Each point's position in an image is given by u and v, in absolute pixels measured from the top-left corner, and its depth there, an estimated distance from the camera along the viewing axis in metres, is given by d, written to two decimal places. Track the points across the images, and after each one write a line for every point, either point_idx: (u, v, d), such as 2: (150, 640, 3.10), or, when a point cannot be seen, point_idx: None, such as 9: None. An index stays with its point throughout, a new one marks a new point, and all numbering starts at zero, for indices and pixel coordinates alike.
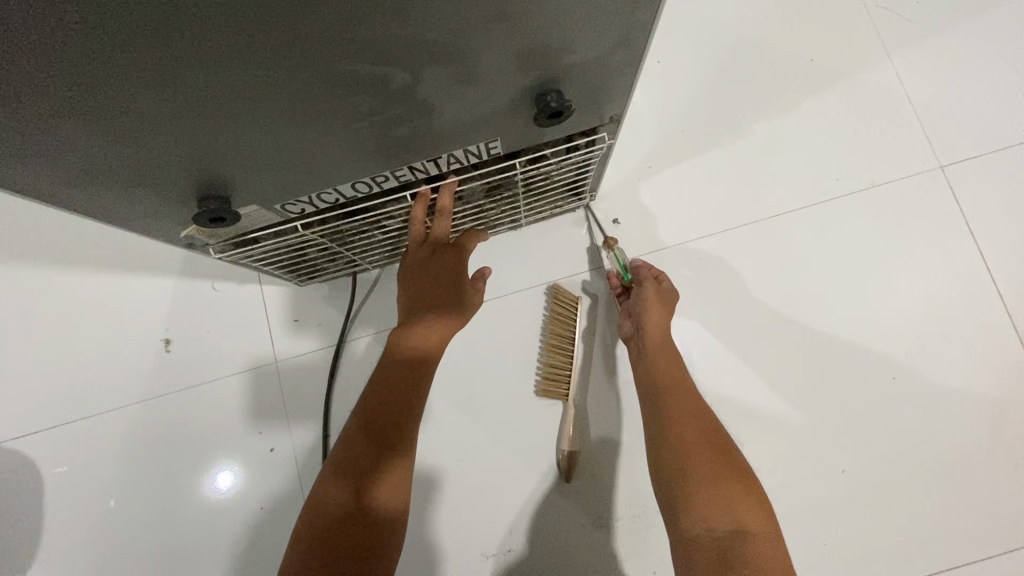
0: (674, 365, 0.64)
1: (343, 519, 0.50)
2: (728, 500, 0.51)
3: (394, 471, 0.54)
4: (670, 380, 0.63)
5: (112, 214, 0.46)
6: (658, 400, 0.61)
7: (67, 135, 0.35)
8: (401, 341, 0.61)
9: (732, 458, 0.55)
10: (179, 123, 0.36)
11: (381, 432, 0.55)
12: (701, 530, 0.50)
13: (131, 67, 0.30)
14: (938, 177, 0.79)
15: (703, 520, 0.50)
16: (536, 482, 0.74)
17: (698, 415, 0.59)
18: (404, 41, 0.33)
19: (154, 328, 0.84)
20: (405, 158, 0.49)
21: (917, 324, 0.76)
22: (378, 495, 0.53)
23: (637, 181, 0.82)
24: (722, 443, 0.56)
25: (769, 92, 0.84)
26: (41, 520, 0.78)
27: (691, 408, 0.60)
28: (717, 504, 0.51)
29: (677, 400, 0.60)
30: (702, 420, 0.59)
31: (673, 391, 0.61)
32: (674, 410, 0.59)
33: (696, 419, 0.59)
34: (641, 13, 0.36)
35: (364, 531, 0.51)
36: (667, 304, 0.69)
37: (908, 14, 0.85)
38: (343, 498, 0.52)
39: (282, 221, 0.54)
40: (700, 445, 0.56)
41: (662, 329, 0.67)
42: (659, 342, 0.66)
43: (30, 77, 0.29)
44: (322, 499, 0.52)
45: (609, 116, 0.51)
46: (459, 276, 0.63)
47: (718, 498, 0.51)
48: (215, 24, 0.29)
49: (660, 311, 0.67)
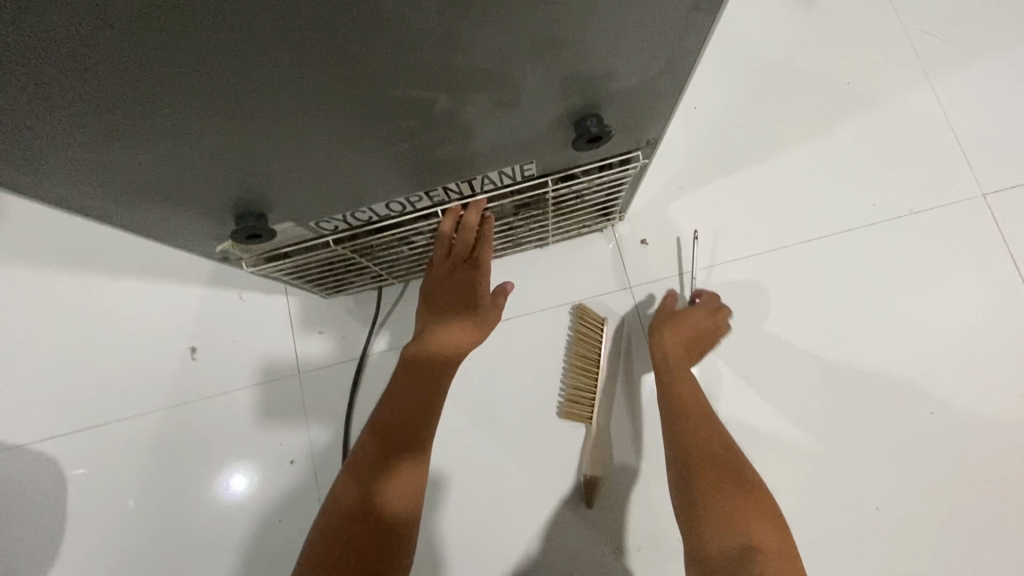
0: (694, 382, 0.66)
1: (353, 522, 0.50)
2: (740, 526, 0.53)
3: (402, 478, 0.54)
4: (692, 400, 0.64)
5: (149, 229, 0.47)
6: (679, 415, 0.63)
7: (117, 155, 0.36)
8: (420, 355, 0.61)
9: (744, 481, 0.57)
10: (224, 144, 0.37)
11: (396, 439, 0.55)
12: (717, 559, 0.52)
13: (185, 89, 0.31)
14: (980, 203, 0.77)
15: (719, 550, 0.53)
16: (554, 505, 0.73)
17: (713, 438, 0.61)
18: (451, 68, 0.33)
19: (181, 333, 0.85)
20: (441, 180, 0.48)
21: (954, 355, 0.73)
22: (388, 501, 0.52)
23: (666, 201, 0.81)
24: (736, 467, 0.58)
25: (802, 115, 0.83)
26: (62, 522, 0.79)
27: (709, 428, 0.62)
28: (730, 534, 0.53)
29: (697, 419, 0.62)
30: (718, 444, 0.60)
31: (691, 413, 0.63)
32: (691, 436, 0.61)
33: (714, 438, 0.61)
34: (689, 39, 0.36)
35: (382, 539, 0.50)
36: (688, 319, 0.70)
37: (948, 36, 0.83)
38: (352, 500, 0.52)
39: (315, 237, 0.54)
40: (713, 474, 0.57)
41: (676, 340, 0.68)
42: (675, 356, 0.68)
43: (70, 87, 0.29)
44: (335, 501, 0.52)
45: (646, 139, 0.50)
46: (480, 292, 0.63)
47: (731, 526, 0.53)
48: (269, 52, 0.29)
49: (680, 329, 0.69)
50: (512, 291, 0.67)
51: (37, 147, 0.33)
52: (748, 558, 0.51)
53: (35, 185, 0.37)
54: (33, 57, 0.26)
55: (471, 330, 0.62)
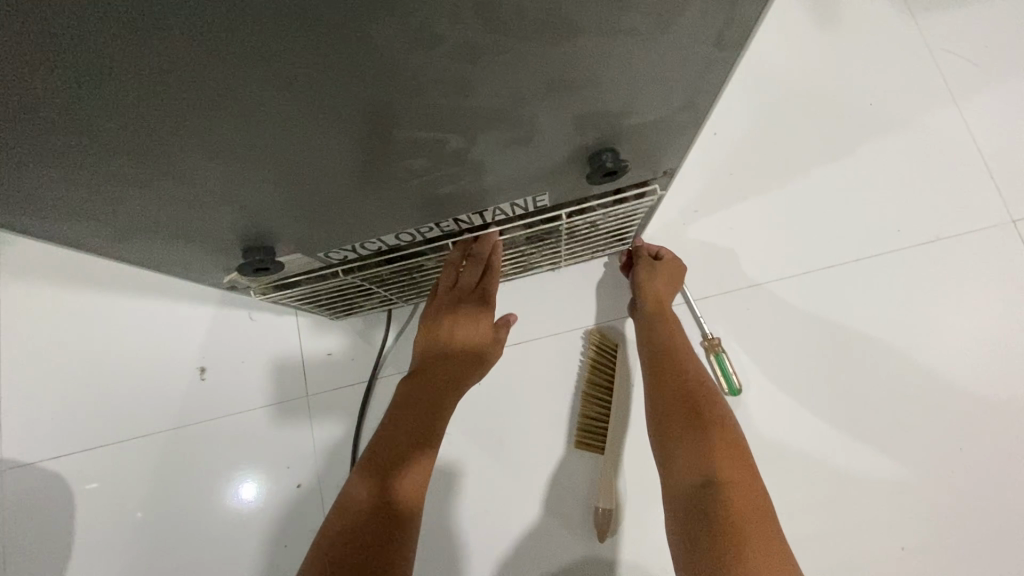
0: (677, 329, 0.65)
1: (361, 516, 0.49)
2: (704, 459, 0.51)
3: (408, 475, 0.53)
4: (673, 348, 0.62)
5: (156, 261, 0.46)
6: (658, 361, 0.61)
7: (121, 195, 0.35)
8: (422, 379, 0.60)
9: (713, 417, 0.55)
10: (230, 183, 0.36)
11: (399, 451, 0.54)
12: (680, 496, 0.50)
13: (188, 134, 0.30)
14: (1012, 230, 0.74)
15: (683, 486, 0.51)
16: (566, 538, 0.70)
17: (685, 376, 0.59)
18: (464, 110, 0.32)
19: (191, 353, 0.84)
20: (452, 213, 0.47)
21: (986, 388, 0.70)
22: (400, 491, 0.52)
23: (682, 225, 0.79)
24: (706, 402, 0.56)
25: (823, 137, 0.81)
26: (69, 543, 0.78)
27: (688, 370, 0.60)
28: (692, 468, 0.51)
29: (676, 363, 0.61)
30: (693, 382, 0.58)
31: (673, 358, 0.61)
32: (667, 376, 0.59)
33: (692, 379, 0.59)
34: (710, 75, 0.35)
35: (386, 520, 0.49)
36: (667, 276, 0.69)
37: (976, 57, 0.80)
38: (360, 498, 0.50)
39: (323, 266, 0.53)
40: (681, 412, 0.55)
41: (656, 294, 0.67)
42: (659, 307, 0.66)
43: (74, 135, 0.28)
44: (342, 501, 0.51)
45: (663, 170, 0.49)
46: (480, 325, 0.62)
47: (695, 460, 0.51)
48: (276, 97, 0.28)
49: (660, 283, 0.68)
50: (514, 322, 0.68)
51: (41, 190, 0.32)
52: (709, 490, 0.49)
53: (38, 226, 0.36)
54: (33, 109, 0.26)
55: (473, 361, 0.62)
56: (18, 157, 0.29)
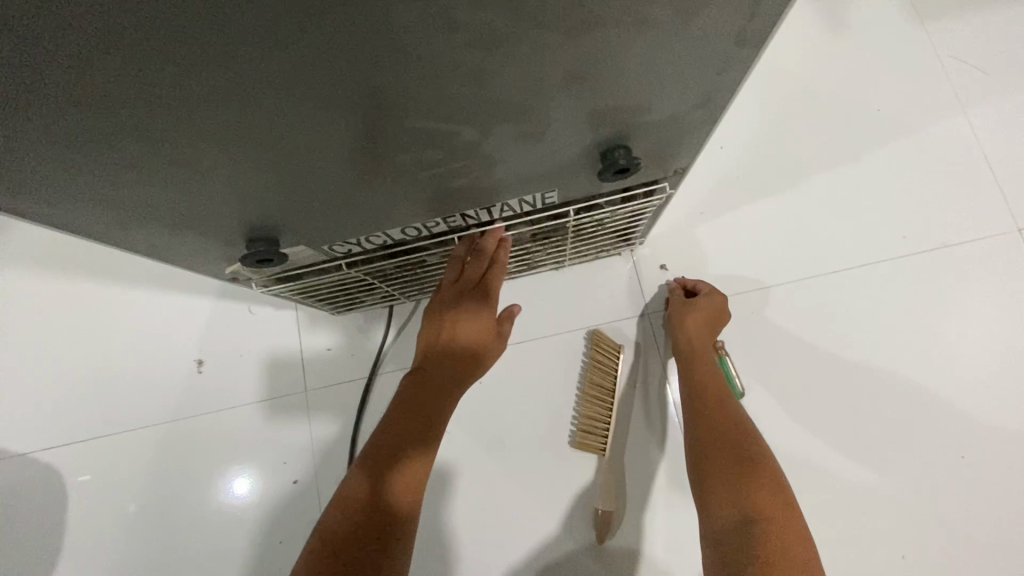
0: (712, 368, 0.65)
1: (359, 514, 0.48)
2: (739, 494, 0.51)
3: (408, 473, 0.52)
4: (711, 388, 0.62)
5: (157, 250, 0.46)
6: (695, 401, 0.62)
7: (127, 180, 0.34)
8: (424, 374, 0.59)
9: (749, 455, 0.55)
10: (238, 171, 0.35)
11: (403, 445, 0.53)
12: (718, 532, 0.50)
13: (198, 117, 0.29)
14: (1017, 240, 0.74)
15: (721, 522, 0.50)
16: (564, 539, 0.70)
17: (720, 415, 0.59)
18: (480, 100, 0.31)
19: (189, 346, 0.83)
20: (460, 207, 0.47)
21: (989, 397, 0.70)
22: (399, 488, 0.51)
23: (688, 227, 0.79)
24: (743, 442, 0.56)
25: (831, 142, 0.80)
26: (60, 535, 0.77)
27: (725, 411, 0.60)
28: (729, 505, 0.50)
29: (713, 404, 0.61)
30: (729, 422, 0.58)
31: (710, 398, 0.61)
32: (704, 417, 0.60)
33: (728, 420, 0.59)
34: (729, 72, 0.34)
35: (385, 523, 0.48)
36: (704, 311, 0.68)
37: (985, 66, 0.80)
38: (361, 495, 0.49)
39: (327, 259, 0.53)
40: (719, 448, 0.56)
41: (692, 333, 0.67)
42: (694, 348, 0.66)
43: (69, 113, 0.27)
44: (342, 497, 0.50)
45: (674, 169, 0.49)
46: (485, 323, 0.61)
47: (732, 498, 0.51)
48: (287, 83, 0.28)
49: (698, 320, 0.68)
50: (519, 315, 0.66)
51: (44, 174, 0.32)
52: (746, 525, 0.48)
53: (40, 210, 0.35)
54: (37, 86, 0.25)
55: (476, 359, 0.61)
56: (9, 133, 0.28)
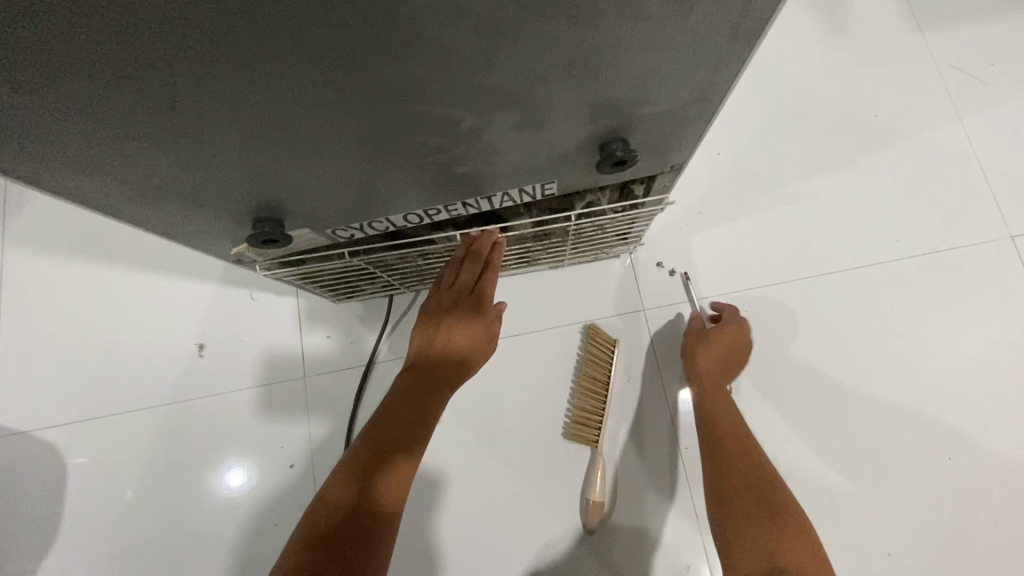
0: (730, 408, 0.66)
1: (334, 517, 0.48)
2: (770, 544, 0.52)
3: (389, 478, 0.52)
4: (732, 430, 0.63)
5: (166, 227, 0.47)
6: (715, 443, 0.62)
7: (140, 154, 0.35)
8: (415, 374, 0.60)
9: (776, 502, 0.55)
10: (248, 150, 0.36)
11: (388, 446, 0.54)
12: None
13: (211, 95, 0.30)
14: (1008, 246, 0.75)
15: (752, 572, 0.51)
16: (555, 528, 0.71)
17: (742, 457, 0.60)
18: (483, 86, 0.33)
19: (190, 331, 0.85)
20: (462, 195, 0.48)
21: (976, 400, 0.71)
22: (380, 492, 0.51)
23: (684, 226, 0.80)
24: (769, 488, 0.57)
25: (828, 147, 0.81)
26: (58, 514, 0.78)
27: (746, 454, 0.61)
28: (761, 554, 0.51)
29: (735, 447, 0.61)
30: (751, 466, 0.59)
31: (731, 441, 0.62)
32: (727, 460, 0.60)
33: (751, 464, 0.60)
34: (724, 68, 0.35)
35: (360, 529, 0.48)
36: (723, 349, 0.70)
37: (980, 76, 0.81)
38: (338, 498, 0.50)
39: (330, 244, 0.54)
40: (745, 494, 0.56)
41: (711, 372, 0.68)
42: (713, 387, 0.67)
43: (87, 86, 0.28)
44: (322, 499, 0.51)
45: (670, 165, 0.50)
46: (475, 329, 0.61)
47: (763, 547, 0.52)
48: (298, 64, 0.29)
49: (716, 358, 0.69)
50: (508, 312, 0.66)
51: (61, 145, 0.33)
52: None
53: (57, 181, 0.37)
54: (58, 57, 0.26)
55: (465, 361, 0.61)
56: (23, 99, 0.28)
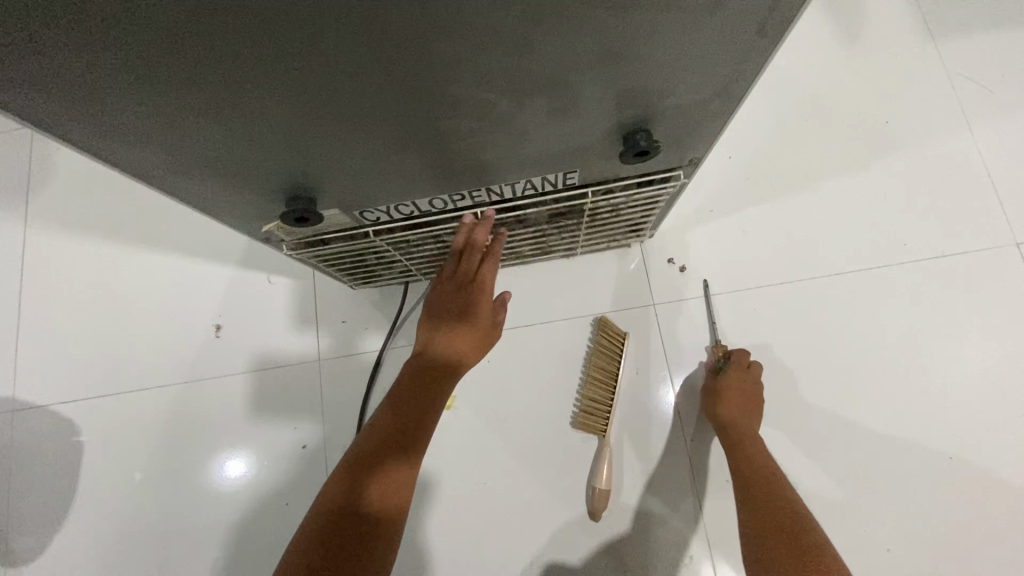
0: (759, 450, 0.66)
1: (331, 515, 0.50)
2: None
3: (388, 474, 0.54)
4: (762, 472, 0.63)
5: (202, 204, 0.49)
6: (746, 485, 0.62)
7: (188, 128, 0.37)
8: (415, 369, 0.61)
9: (808, 541, 0.55)
10: (290, 128, 0.38)
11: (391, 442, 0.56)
12: None
13: (263, 74, 0.32)
14: (1012, 252, 0.76)
15: None
16: (562, 514, 0.73)
17: (773, 499, 0.60)
18: (521, 72, 0.34)
19: (207, 312, 0.86)
20: (486, 181, 0.50)
21: (977, 402, 0.73)
22: (376, 488, 0.52)
23: (696, 224, 0.82)
24: (800, 528, 0.56)
25: (838, 150, 0.83)
26: (75, 486, 0.80)
27: (778, 496, 0.60)
28: None
29: (766, 490, 0.61)
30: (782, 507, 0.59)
31: (761, 482, 0.62)
32: (758, 502, 0.60)
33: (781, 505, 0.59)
34: (748, 63, 0.37)
35: (358, 524, 0.50)
36: (749, 392, 0.70)
37: (990, 84, 0.83)
38: (336, 494, 0.52)
39: (355, 226, 0.56)
40: (777, 533, 0.56)
41: (737, 412, 0.69)
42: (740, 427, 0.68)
43: (151, 60, 0.30)
44: (322, 499, 0.52)
45: (689, 158, 0.52)
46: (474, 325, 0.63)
47: None
48: (350, 46, 0.30)
49: (741, 398, 0.69)
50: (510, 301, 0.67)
51: (118, 114, 0.35)
52: None
53: (106, 150, 0.38)
54: (130, 31, 0.28)
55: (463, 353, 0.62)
56: (87, 68, 0.30)
